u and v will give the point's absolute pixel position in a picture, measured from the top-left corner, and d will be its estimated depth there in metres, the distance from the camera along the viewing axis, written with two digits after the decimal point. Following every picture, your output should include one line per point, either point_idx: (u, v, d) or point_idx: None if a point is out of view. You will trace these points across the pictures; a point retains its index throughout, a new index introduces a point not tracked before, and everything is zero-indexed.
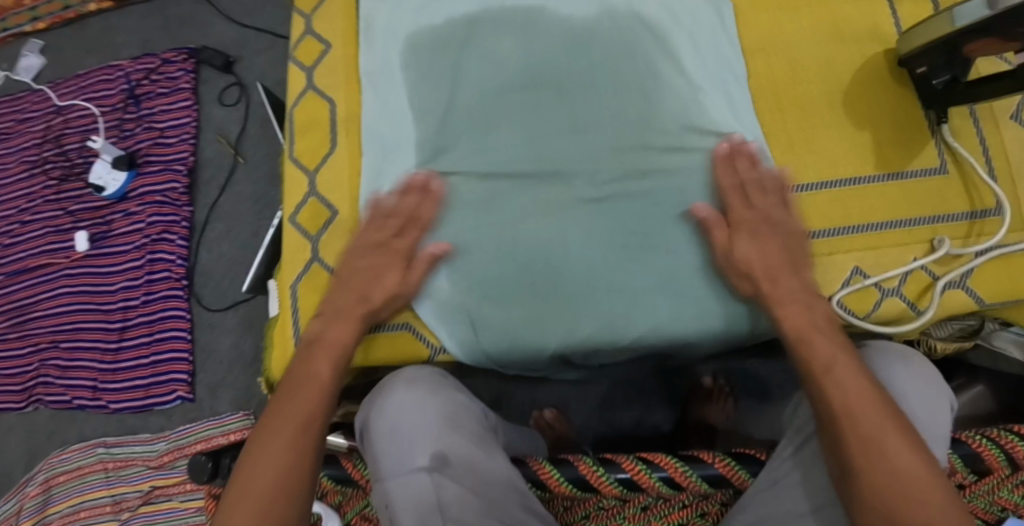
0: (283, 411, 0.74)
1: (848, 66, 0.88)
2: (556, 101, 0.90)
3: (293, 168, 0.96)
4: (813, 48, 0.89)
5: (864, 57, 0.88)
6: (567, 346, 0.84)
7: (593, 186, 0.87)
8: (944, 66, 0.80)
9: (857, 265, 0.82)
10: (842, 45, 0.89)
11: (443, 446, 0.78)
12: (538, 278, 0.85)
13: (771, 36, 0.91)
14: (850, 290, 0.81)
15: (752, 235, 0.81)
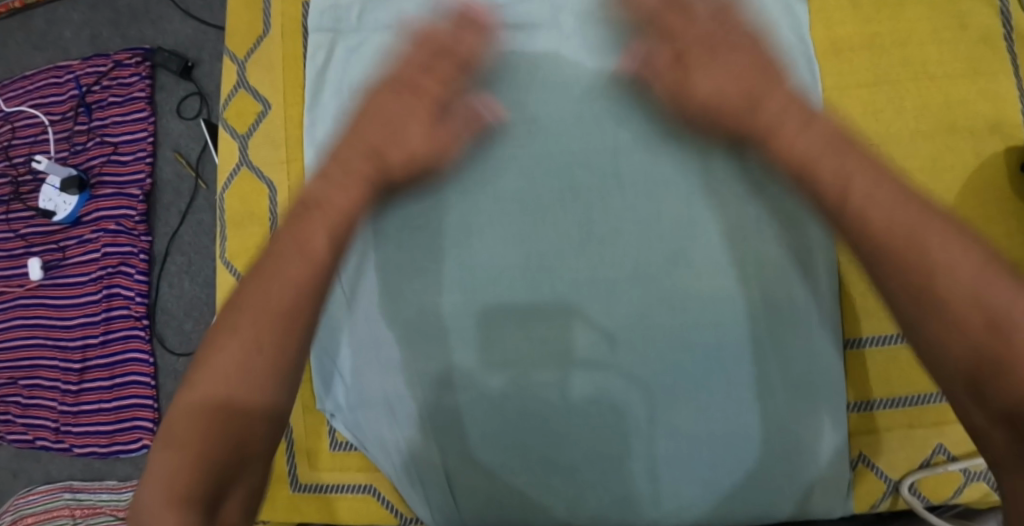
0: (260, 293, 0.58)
1: (958, 172, 0.67)
2: (569, 206, 0.69)
3: (224, 273, 0.78)
4: (913, 145, 0.68)
5: (978, 159, 0.67)
6: (565, 523, 0.68)
7: (608, 319, 0.67)
8: None
9: (940, 443, 0.68)
10: (951, 143, 0.67)
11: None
12: (530, 441, 0.67)
13: (862, 122, 0.69)
14: (928, 475, 0.67)
15: (719, 22, 0.66)
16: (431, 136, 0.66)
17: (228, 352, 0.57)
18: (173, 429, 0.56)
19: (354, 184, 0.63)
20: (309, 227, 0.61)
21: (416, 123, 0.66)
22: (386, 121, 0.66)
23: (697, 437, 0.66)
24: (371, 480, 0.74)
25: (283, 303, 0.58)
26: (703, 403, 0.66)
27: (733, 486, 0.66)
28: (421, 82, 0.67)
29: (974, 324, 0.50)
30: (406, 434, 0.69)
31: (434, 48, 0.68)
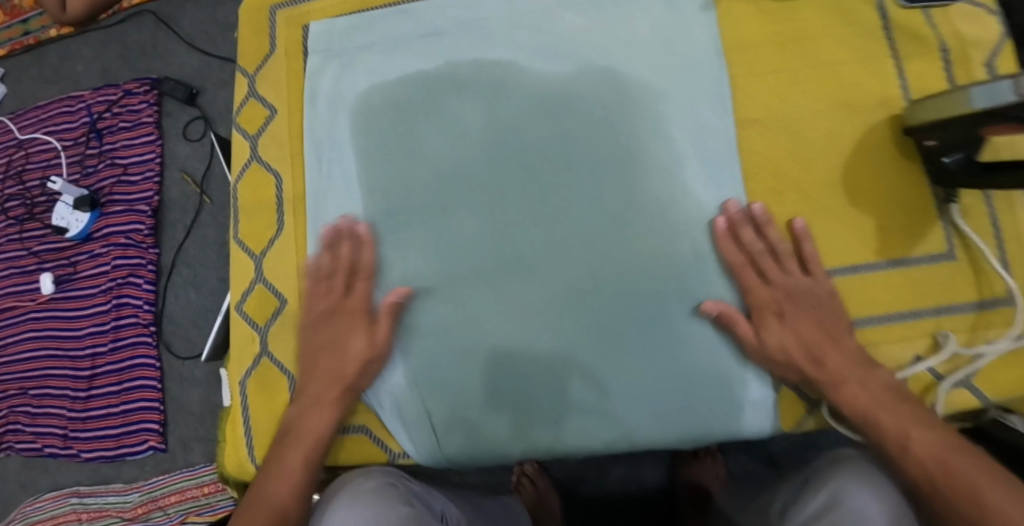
0: (281, 463, 0.75)
1: (849, 136, 0.78)
2: (525, 183, 0.82)
3: (237, 251, 0.88)
4: (811, 118, 0.79)
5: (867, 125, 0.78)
6: (533, 455, 0.76)
7: (561, 275, 0.78)
8: (957, 144, 0.70)
9: None
10: (846, 114, 0.78)
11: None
12: (499, 383, 0.77)
13: (764, 101, 0.80)
14: None
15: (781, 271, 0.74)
16: (371, 340, 0.79)
17: (258, 508, 0.71)
18: None
19: (327, 407, 0.77)
20: (310, 413, 0.77)
21: (359, 337, 0.79)
22: (328, 343, 0.79)
23: (645, 370, 0.75)
24: (363, 422, 0.81)
25: (303, 463, 0.75)
26: (646, 341, 0.76)
27: (682, 414, 0.74)
28: (340, 302, 0.80)
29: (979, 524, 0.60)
30: (392, 381, 0.80)
31: (346, 269, 0.82)
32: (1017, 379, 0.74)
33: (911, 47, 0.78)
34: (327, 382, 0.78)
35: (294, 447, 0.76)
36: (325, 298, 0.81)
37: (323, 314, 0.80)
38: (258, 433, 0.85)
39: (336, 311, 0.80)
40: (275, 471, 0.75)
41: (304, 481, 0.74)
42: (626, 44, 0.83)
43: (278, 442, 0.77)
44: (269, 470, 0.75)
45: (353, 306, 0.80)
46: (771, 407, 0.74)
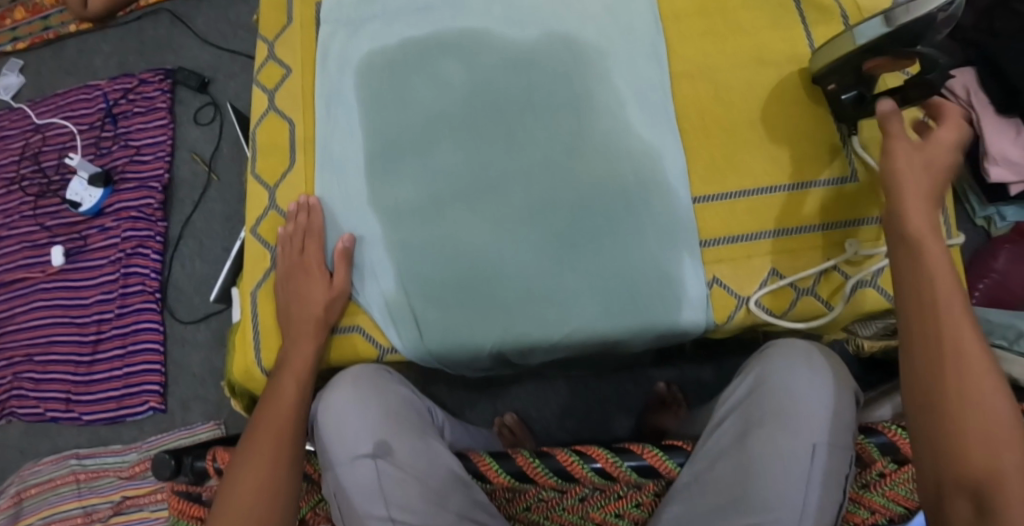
0: (279, 388, 0.85)
1: (764, 87, 0.97)
2: (496, 122, 0.97)
3: (255, 184, 1.01)
4: (732, 73, 0.98)
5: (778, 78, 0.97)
6: (503, 345, 0.90)
7: (526, 194, 0.94)
8: (851, 84, 0.89)
9: (773, 267, 0.91)
10: (761, 68, 0.98)
11: (384, 436, 0.87)
12: (473, 286, 0.91)
13: (695, 61, 0.99)
14: (767, 290, 0.90)
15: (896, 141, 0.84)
16: (332, 285, 0.92)
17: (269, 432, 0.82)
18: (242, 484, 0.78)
19: (309, 339, 0.88)
20: (298, 345, 0.88)
21: (321, 283, 0.92)
22: (299, 293, 0.91)
23: (595, 269, 0.91)
24: (356, 322, 0.94)
25: (298, 387, 0.86)
26: (597, 246, 0.91)
27: (627, 307, 0.89)
28: (302, 256, 0.94)
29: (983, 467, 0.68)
30: (383, 285, 0.93)
31: (305, 230, 0.95)
32: None
33: (816, 17, 0.99)
34: (321, 286, 0.91)
35: (290, 370, 0.87)
36: (292, 255, 0.94)
37: (290, 267, 0.94)
38: (263, 339, 0.97)
39: (299, 263, 0.93)
40: (274, 398, 0.85)
41: (299, 401, 0.85)
42: (582, 15, 1.01)
43: (274, 374, 0.87)
44: (271, 397, 0.85)
45: (311, 259, 0.93)
46: (704, 302, 0.90)
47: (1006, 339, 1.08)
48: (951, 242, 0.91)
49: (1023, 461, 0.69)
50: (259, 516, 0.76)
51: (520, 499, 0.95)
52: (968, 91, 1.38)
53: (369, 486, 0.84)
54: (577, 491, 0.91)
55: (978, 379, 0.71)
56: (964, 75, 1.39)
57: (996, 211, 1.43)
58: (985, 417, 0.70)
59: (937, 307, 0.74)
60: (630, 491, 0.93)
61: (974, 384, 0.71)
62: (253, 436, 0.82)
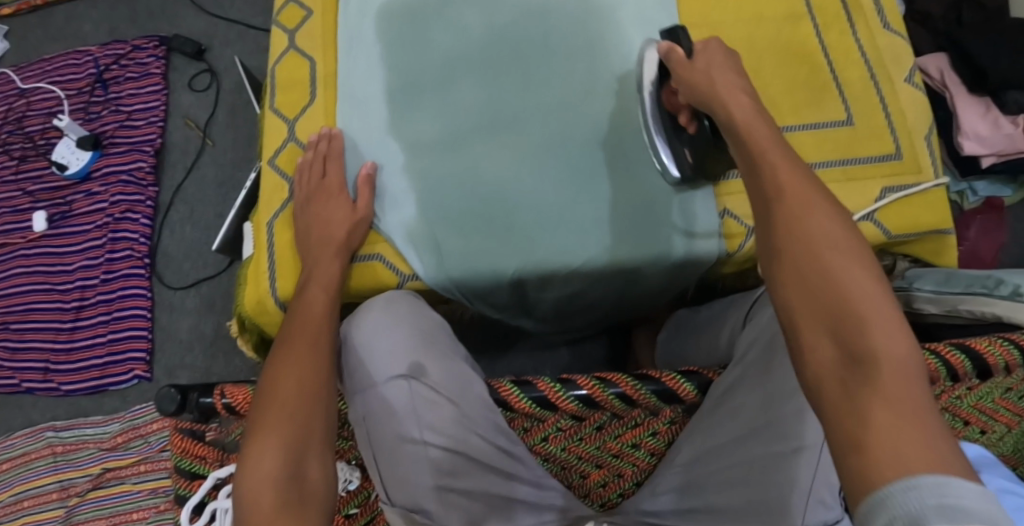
0: (310, 300, 0.86)
1: (767, 41, 1.03)
2: (516, 63, 1.01)
3: (273, 118, 1.02)
4: (739, 25, 1.03)
5: (780, 33, 1.03)
6: (522, 270, 0.93)
7: (545, 129, 0.98)
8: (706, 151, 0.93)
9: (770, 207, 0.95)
10: (764, 23, 1.04)
11: (419, 358, 0.88)
12: (495, 214, 0.95)
13: (705, 12, 1.04)
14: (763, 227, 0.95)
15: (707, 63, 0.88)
16: (355, 211, 0.94)
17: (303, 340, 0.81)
18: (283, 383, 0.77)
19: (335, 258, 0.90)
20: (322, 263, 0.89)
21: (343, 207, 0.93)
22: (322, 216, 0.92)
23: (611, 199, 0.95)
24: (377, 251, 0.95)
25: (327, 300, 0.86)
26: (612, 178, 0.96)
27: (642, 237, 0.94)
28: (323, 180, 0.95)
29: (845, 345, 0.63)
30: (405, 213, 0.95)
31: (326, 156, 0.97)
32: (906, 215, 0.96)
33: None
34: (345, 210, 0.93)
35: (322, 278, 0.88)
36: (312, 176, 0.96)
37: (311, 193, 0.95)
38: (278, 268, 0.97)
39: (321, 186, 0.95)
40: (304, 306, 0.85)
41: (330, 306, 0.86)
42: None
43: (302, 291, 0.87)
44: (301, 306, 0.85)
45: (332, 184, 0.95)
46: (716, 232, 0.95)
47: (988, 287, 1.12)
48: (939, 182, 0.97)
49: (887, 313, 0.64)
50: (298, 423, 0.75)
51: (538, 430, 0.95)
52: (942, 71, 1.40)
53: (402, 405, 0.86)
54: (596, 419, 0.94)
55: (829, 261, 0.67)
56: (937, 58, 1.42)
57: (968, 186, 1.46)
58: (832, 268, 0.66)
59: (771, 204, 0.72)
60: (647, 419, 0.96)
61: (829, 270, 0.66)
62: (281, 365, 0.79)
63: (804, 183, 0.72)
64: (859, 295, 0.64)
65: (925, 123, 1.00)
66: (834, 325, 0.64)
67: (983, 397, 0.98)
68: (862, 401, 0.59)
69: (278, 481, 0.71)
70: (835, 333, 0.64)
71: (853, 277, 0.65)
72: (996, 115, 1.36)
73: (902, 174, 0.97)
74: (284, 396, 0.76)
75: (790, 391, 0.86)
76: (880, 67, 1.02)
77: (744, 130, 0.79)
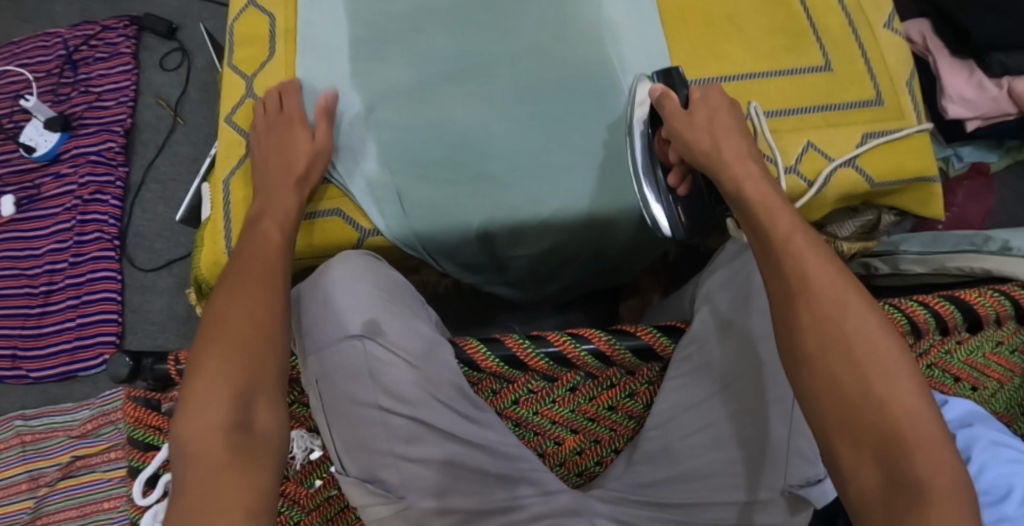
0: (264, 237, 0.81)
1: None
2: (481, 10, 0.97)
3: (231, 75, 0.98)
4: None
5: None
6: (490, 223, 0.88)
7: (513, 77, 0.93)
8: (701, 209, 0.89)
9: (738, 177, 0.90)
10: None
11: (376, 315, 0.81)
12: (462, 163, 0.90)
13: None
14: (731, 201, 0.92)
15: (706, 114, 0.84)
16: (315, 142, 0.88)
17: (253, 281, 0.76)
18: (233, 323, 0.72)
19: (289, 193, 0.85)
20: (276, 197, 0.84)
21: (302, 137, 0.88)
22: (279, 150, 0.87)
23: (583, 146, 0.91)
24: (337, 206, 0.90)
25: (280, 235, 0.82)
26: (584, 124, 0.92)
27: (616, 185, 0.90)
28: (282, 114, 0.90)
29: (888, 471, 0.60)
30: (368, 165, 0.91)
31: (283, 95, 0.92)
32: (889, 160, 0.91)
33: None
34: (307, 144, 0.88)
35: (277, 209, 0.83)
36: (270, 113, 0.91)
37: (268, 129, 0.90)
38: (235, 226, 0.93)
39: (279, 121, 0.90)
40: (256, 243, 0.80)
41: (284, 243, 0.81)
42: None
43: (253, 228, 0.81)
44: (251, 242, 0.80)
45: (294, 116, 0.90)
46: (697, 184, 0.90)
47: (975, 244, 1.09)
48: (922, 128, 0.93)
49: (931, 431, 0.61)
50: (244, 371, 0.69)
51: (509, 391, 0.89)
52: (925, 36, 1.34)
53: (358, 366, 0.79)
54: (568, 379, 0.89)
55: (872, 383, 0.63)
56: (920, 24, 1.36)
57: (953, 151, 1.41)
58: (870, 381, 0.63)
59: (800, 306, 0.67)
60: (623, 379, 0.90)
61: (874, 393, 0.63)
62: (231, 299, 0.74)
63: (837, 283, 0.68)
64: (902, 410, 0.62)
65: (907, 67, 0.96)
66: (875, 448, 0.61)
67: (973, 352, 0.93)
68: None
69: (224, 424, 0.66)
70: (878, 453, 0.61)
71: (897, 389, 0.63)
72: (981, 78, 1.30)
73: (883, 120, 0.93)
74: (232, 341, 0.70)
75: (768, 332, 0.80)
76: (859, 14, 0.98)
77: (760, 210, 0.75)
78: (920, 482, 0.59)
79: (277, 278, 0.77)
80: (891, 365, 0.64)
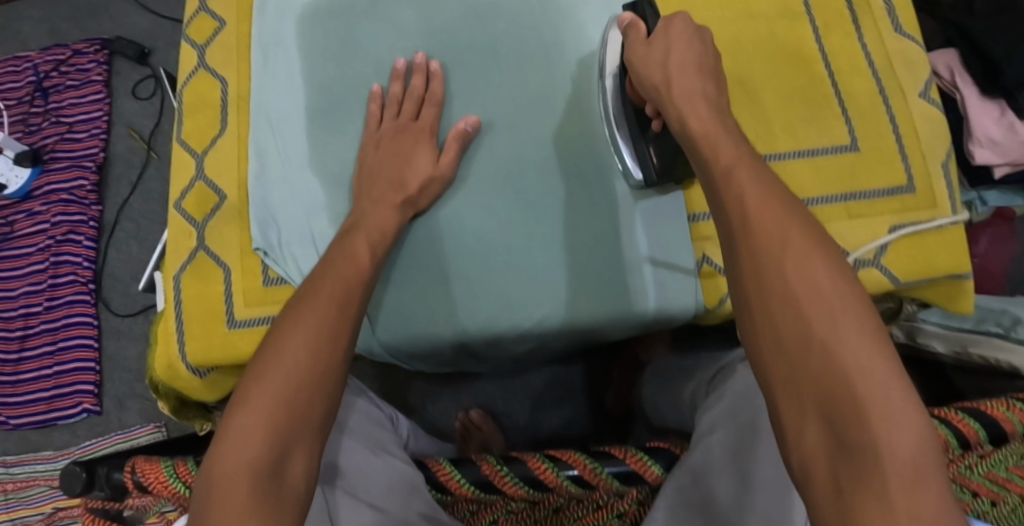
0: (348, 261, 0.71)
1: (756, 43, 0.85)
2: (453, 79, 0.85)
3: (178, 151, 0.88)
4: (721, 24, 0.85)
5: (773, 33, 0.85)
6: (465, 334, 0.79)
7: (491, 159, 0.82)
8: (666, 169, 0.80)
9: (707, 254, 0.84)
10: (750, 23, 0.85)
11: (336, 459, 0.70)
12: (433, 264, 0.80)
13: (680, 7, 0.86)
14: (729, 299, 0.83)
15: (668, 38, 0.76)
16: (437, 165, 0.80)
17: (319, 306, 0.66)
18: (295, 344, 0.62)
19: (390, 209, 0.77)
20: (347, 242, 0.73)
21: (422, 155, 0.80)
22: (396, 157, 0.80)
23: (570, 242, 0.80)
24: None
25: (366, 256, 0.72)
26: (573, 218, 0.81)
27: (607, 288, 0.80)
28: (408, 124, 0.82)
29: (831, 442, 0.49)
30: None
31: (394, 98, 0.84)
32: (917, 258, 0.80)
33: None
34: (388, 183, 0.78)
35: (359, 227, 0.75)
36: (394, 120, 0.83)
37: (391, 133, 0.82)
38: (187, 328, 0.83)
39: (404, 131, 0.82)
40: (338, 261, 0.71)
41: (368, 270, 0.72)
42: None
43: (333, 252, 0.72)
44: (333, 262, 0.71)
45: (419, 129, 0.82)
46: (694, 279, 0.81)
47: (1002, 326, 0.95)
48: (957, 218, 0.81)
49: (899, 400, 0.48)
50: (288, 401, 0.59)
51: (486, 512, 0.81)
52: (952, 68, 1.13)
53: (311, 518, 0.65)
54: (551, 501, 0.78)
55: (811, 326, 0.52)
56: (946, 54, 1.15)
57: (976, 195, 1.21)
58: (822, 335, 0.51)
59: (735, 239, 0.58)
60: (612, 500, 0.78)
61: (820, 348, 0.51)
62: (294, 325, 0.64)
63: (773, 217, 0.58)
64: (864, 367, 0.49)
65: (943, 146, 0.83)
66: (826, 413, 0.50)
67: (997, 466, 0.77)
68: (857, 507, 0.46)
69: (257, 467, 0.54)
70: (828, 421, 0.49)
71: (852, 329, 0.51)
72: (1012, 119, 1.09)
73: (914, 209, 0.81)
74: (290, 366, 0.60)
75: (775, 479, 0.67)
76: (892, 80, 0.85)
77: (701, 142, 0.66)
78: (881, 457, 0.47)
79: (348, 309, 0.67)
80: (850, 310, 0.52)
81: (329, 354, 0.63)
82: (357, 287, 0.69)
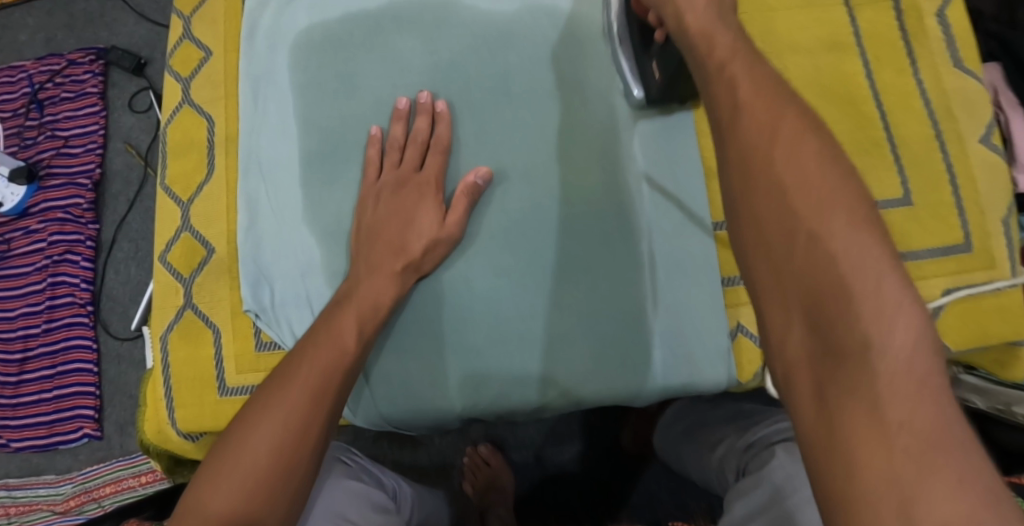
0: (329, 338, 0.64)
1: (797, 82, 0.77)
2: (462, 120, 0.78)
3: (163, 197, 0.82)
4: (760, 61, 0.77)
5: (813, 69, 0.77)
6: (473, 408, 0.73)
7: (504, 213, 0.75)
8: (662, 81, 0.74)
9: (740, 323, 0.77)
10: (789, 58, 0.77)
11: None
12: (438, 332, 0.73)
13: None
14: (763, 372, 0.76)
15: None
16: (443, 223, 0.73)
17: (290, 391, 0.60)
18: (256, 438, 0.57)
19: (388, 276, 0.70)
20: (339, 317, 0.67)
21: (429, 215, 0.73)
22: (398, 215, 0.73)
23: (587, 308, 0.74)
24: None
25: (359, 333, 0.66)
26: (590, 282, 0.74)
27: (625, 361, 0.73)
28: (411, 175, 0.75)
29: (821, 346, 0.47)
30: None
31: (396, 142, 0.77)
32: (972, 325, 0.72)
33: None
34: (387, 246, 0.72)
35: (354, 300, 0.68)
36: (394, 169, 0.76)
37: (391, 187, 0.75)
38: (176, 392, 0.77)
39: (405, 184, 0.75)
40: (322, 338, 0.64)
41: (357, 350, 0.65)
42: None
43: (325, 326, 0.66)
44: (317, 338, 0.64)
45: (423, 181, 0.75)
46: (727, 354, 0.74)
47: None
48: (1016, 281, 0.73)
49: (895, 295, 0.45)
50: (241, 503, 0.55)
51: None
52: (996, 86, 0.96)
53: None
54: None
55: (801, 218, 0.48)
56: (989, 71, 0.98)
57: None
58: (818, 225, 0.48)
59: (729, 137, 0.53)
60: None
61: (811, 239, 0.48)
62: (260, 413, 0.59)
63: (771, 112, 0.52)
64: (862, 261, 0.46)
65: (1005, 200, 0.75)
66: (818, 313, 0.47)
67: None
68: (843, 411, 0.45)
69: None
70: (820, 321, 0.47)
71: (842, 220, 0.48)
72: None
73: (970, 271, 0.74)
74: (247, 464, 0.56)
75: None
76: (949, 123, 0.76)
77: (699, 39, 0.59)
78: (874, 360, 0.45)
79: (324, 399, 0.60)
80: (847, 200, 0.48)
81: (294, 452, 0.57)
82: (336, 371, 0.62)
